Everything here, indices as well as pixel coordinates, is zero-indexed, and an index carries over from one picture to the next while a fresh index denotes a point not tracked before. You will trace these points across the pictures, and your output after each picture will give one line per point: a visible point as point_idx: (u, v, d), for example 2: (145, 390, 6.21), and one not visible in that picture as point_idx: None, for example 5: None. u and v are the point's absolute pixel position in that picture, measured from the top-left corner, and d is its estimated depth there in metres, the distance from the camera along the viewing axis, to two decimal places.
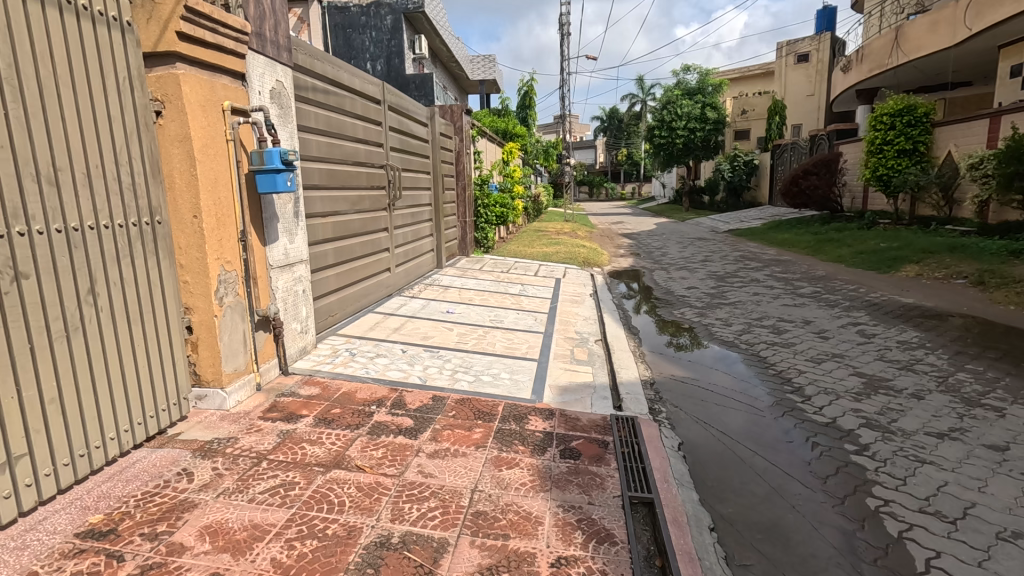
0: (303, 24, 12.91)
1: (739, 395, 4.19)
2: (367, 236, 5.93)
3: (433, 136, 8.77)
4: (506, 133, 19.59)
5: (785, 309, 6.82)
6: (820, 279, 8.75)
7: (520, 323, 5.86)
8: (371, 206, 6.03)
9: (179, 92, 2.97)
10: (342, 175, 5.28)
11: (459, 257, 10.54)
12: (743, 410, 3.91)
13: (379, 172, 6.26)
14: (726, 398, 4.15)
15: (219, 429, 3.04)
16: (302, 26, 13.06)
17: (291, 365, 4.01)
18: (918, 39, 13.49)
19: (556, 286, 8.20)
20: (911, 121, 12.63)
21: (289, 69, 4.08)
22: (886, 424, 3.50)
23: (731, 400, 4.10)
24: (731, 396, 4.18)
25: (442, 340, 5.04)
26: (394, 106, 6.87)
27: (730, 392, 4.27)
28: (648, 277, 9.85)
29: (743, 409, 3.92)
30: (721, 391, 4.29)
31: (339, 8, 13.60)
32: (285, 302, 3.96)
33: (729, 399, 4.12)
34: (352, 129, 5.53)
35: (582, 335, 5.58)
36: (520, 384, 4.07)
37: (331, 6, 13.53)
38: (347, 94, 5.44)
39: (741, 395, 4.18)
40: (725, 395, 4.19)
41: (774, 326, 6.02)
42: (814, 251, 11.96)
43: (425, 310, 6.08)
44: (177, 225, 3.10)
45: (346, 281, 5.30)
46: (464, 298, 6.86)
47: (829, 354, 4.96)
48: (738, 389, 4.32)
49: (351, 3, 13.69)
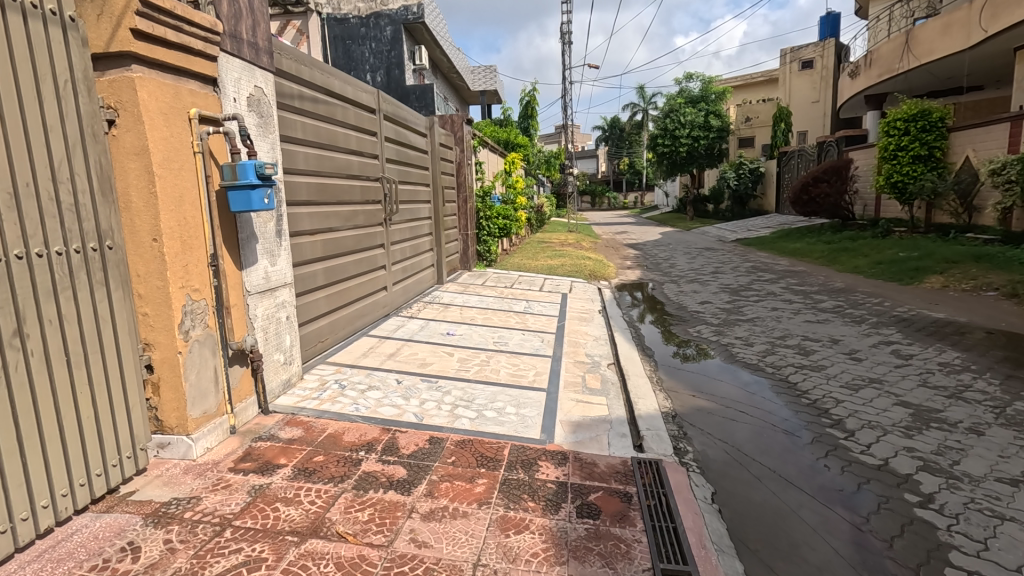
0: (302, 36, 13.00)
1: (772, 428, 3.76)
2: (362, 253, 5.55)
3: (432, 147, 8.41)
4: (508, 144, 19.29)
5: (808, 326, 6.38)
6: (840, 292, 8.32)
7: (526, 346, 5.43)
8: (365, 222, 5.65)
9: (135, 98, 2.58)
10: (334, 189, 4.91)
11: (460, 272, 10.14)
12: (778, 447, 3.49)
13: (374, 185, 5.88)
14: (758, 432, 3.72)
15: (180, 487, 2.62)
16: (301, 38, 12.94)
17: (272, 402, 3.58)
18: (930, 43, 13.13)
19: (563, 302, 7.79)
20: (926, 125, 12.24)
21: (270, 73, 3.69)
22: (948, 467, 3.07)
23: (764, 435, 3.67)
24: (764, 429, 3.75)
25: (441, 367, 4.62)
26: (391, 116, 6.50)
27: (762, 424, 3.84)
28: (658, 291, 9.42)
29: (778, 446, 3.49)
30: (752, 423, 3.86)
31: (338, 20, 13.41)
32: (266, 331, 3.56)
33: (762, 433, 3.69)
34: (345, 140, 5.17)
35: (593, 359, 5.16)
36: (527, 421, 3.65)
37: (329, 18, 13.31)
38: (339, 102, 5.09)
39: (774, 429, 3.75)
40: (757, 429, 3.76)
41: (800, 346, 5.57)
42: (829, 261, 11.52)
43: (423, 333, 5.66)
44: (134, 250, 2.70)
45: (337, 303, 4.92)
46: (465, 318, 6.44)
47: (867, 379, 4.52)
48: (770, 421, 3.88)
49: (350, 14, 13.37)
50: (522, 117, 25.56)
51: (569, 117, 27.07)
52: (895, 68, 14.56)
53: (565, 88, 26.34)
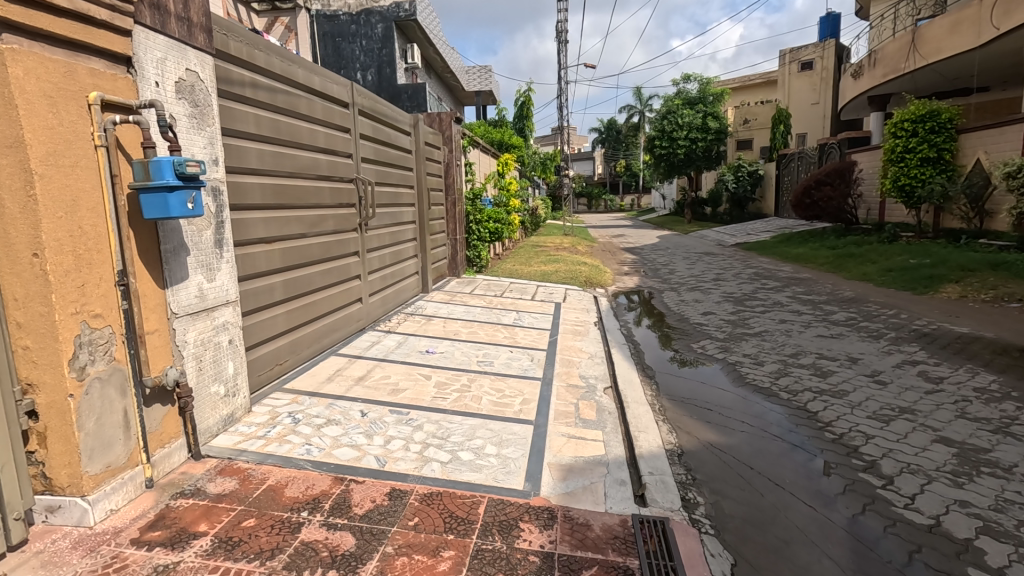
0: (290, 33, 11.91)
1: (794, 467, 3.28)
2: (331, 263, 5.00)
3: (417, 146, 7.85)
4: (501, 144, 18.79)
5: (822, 341, 5.87)
6: (851, 302, 7.83)
7: (513, 366, 4.89)
8: (336, 228, 5.09)
9: (5, 75, 2.02)
10: (296, 190, 4.38)
11: (448, 278, 9.62)
12: (803, 493, 3.00)
13: (347, 186, 5.33)
14: (779, 473, 3.23)
15: (60, 571, 2.06)
16: (289, 36, 12.04)
17: (204, 444, 3.01)
18: (938, 41, 12.67)
19: (556, 313, 7.27)
20: (935, 126, 11.78)
21: (207, 55, 3.13)
22: (1015, 531, 2.55)
23: (786, 476, 3.18)
24: (785, 469, 3.26)
25: (415, 395, 4.06)
26: (367, 111, 5.94)
27: (782, 462, 3.35)
28: (658, 300, 8.90)
29: (805, 493, 3.00)
30: (767, 458, 3.41)
31: (328, 16, 12.76)
32: (199, 359, 3.00)
33: (779, 468, 3.28)
34: (310, 136, 4.61)
35: (589, 383, 4.61)
36: (510, 465, 3.10)
37: (319, 14, 12.72)
38: (303, 93, 4.55)
39: (797, 468, 3.26)
40: (777, 468, 3.27)
41: (816, 366, 5.04)
42: (835, 268, 11.05)
43: (400, 351, 5.11)
44: (9, 267, 2.15)
45: (299, 319, 4.38)
46: (448, 332, 5.88)
47: (897, 409, 3.98)
48: (792, 458, 3.39)
49: (341, 10, 12.76)
50: (517, 117, 25.05)
51: (565, 118, 26.58)
52: (900, 68, 14.11)
53: (561, 89, 25.84)
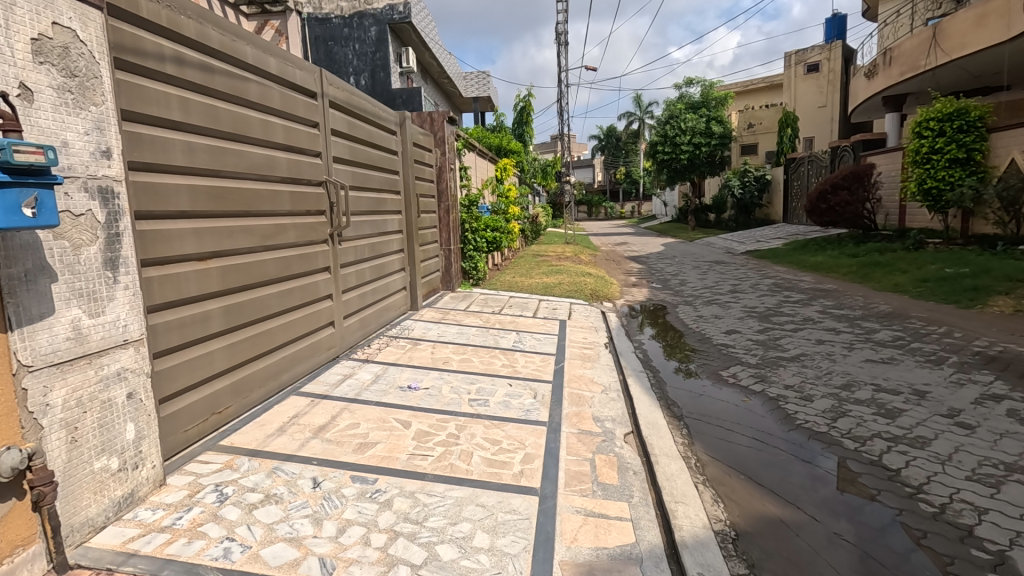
0: (281, 37, 11.09)
1: (796, 474, 3.22)
2: (293, 282, 4.15)
3: (404, 147, 7.01)
4: (500, 150, 18.03)
5: (873, 369, 5.01)
6: (891, 318, 6.99)
7: (513, 407, 4.02)
8: (299, 240, 4.23)
9: None
10: (243, 193, 3.55)
11: (441, 293, 8.77)
12: (807, 503, 2.93)
13: (314, 191, 4.48)
14: (779, 483, 3.15)
15: None
16: (280, 40, 11.17)
17: (81, 545, 2.16)
18: (961, 35, 11.87)
19: (562, 334, 6.43)
20: (963, 125, 10.98)
21: (91, 7, 2.30)
22: None
23: (785, 485, 3.11)
24: (786, 479, 3.17)
25: (387, 453, 3.18)
26: (340, 103, 5.10)
27: (780, 471, 3.28)
28: (673, 316, 8.06)
29: (810, 503, 2.93)
30: (764, 469, 3.31)
31: (320, 20, 12.01)
32: (72, 427, 2.14)
33: (774, 477, 3.21)
34: (262, 129, 3.77)
35: (606, 429, 3.76)
36: (507, 569, 2.24)
37: (310, 17, 11.99)
38: (254, 77, 3.72)
39: (799, 475, 3.22)
40: (777, 478, 3.20)
41: (877, 403, 4.17)
42: (860, 278, 10.24)
43: (376, 387, 4.25)
44: None
45: (245, 355, 3.53)
46: (436, 361, 5.03)
47: (1002, 467, 3.13)
48: (795, 468, 3.30)
49: (332, 13, 12.06)
50: (517, 124, 24.31)
51: (566, 124, 25.83)
52: (920, 65, 13.32)
53: (561, 94, 25.12)
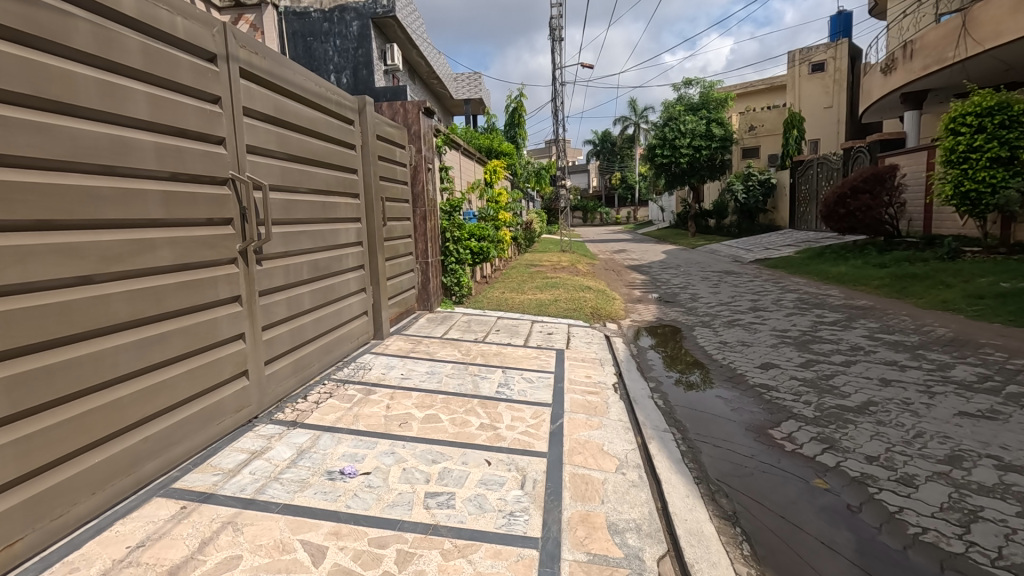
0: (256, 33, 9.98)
1: (792, 485, 3.15)
2: (180, 320, 2.92)
3: (363, 139, 5.70)
4: (491, 152, 16.81)
5: (981, 429, 3.71)
6: (961, 346, 5.74)
7: (490, 510, 2.70)
8: (177, 261, 2.89)
9: None
10: (55, 192, 2.23)
11: (417, 314, 7.46)
12: (808, 512, 2.87)
13: (209, 191, 3.15)
14: (777, 496, 3.05)
15: None
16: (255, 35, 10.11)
17: None
18: (996, 23, 10.65)
19: (561, 372, 5.12)
20: (1006, 120, 9.74)
21: None
22: None
23: (780, 496, 3.04)
24: (781, 491, 3.10)
25: None
26: (256, 73, 3.73)
27: (776, 483, 3.19)
28: (692, 341, 6.77)
29: (810, 510, 2.89)
30: (762, 482, 3.21)
31: (298, 14, 10.75)
32: None
33: (771, 490, 3.11)
34: (106, 95, 2.48)
35: (629, 550, 2.46)
36: None
37: (288, 10, 10.78)
38: (87, 14, 2.42)
39: (794, 486, 3.15)
40: (773, 489, 3.12)
41: (1013, 494, 2.91)
42: (896, 293, 9.00)
43: (293, 475, 2.93)
44: None
45: (60, 451, 2.21)
46: (392, 423, 3.69)
47: None
48: (791, 482, 3.19)
49: (311, 7, 10.67)
50: (510, 126, 23.12)
51: (562, 127, 24.54)
52: (947, 58, 12.14)
53: (557, 96, 23.86)
